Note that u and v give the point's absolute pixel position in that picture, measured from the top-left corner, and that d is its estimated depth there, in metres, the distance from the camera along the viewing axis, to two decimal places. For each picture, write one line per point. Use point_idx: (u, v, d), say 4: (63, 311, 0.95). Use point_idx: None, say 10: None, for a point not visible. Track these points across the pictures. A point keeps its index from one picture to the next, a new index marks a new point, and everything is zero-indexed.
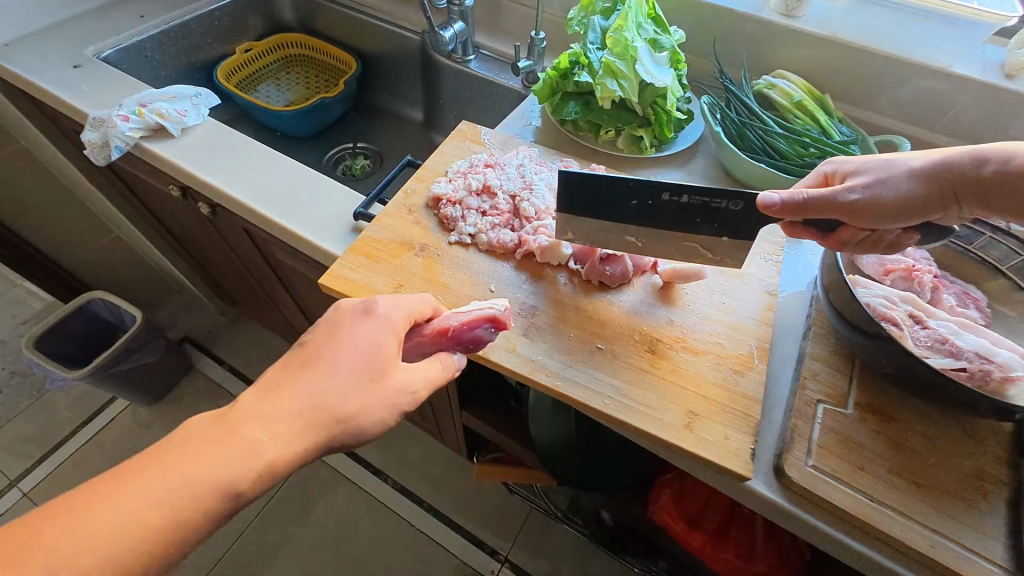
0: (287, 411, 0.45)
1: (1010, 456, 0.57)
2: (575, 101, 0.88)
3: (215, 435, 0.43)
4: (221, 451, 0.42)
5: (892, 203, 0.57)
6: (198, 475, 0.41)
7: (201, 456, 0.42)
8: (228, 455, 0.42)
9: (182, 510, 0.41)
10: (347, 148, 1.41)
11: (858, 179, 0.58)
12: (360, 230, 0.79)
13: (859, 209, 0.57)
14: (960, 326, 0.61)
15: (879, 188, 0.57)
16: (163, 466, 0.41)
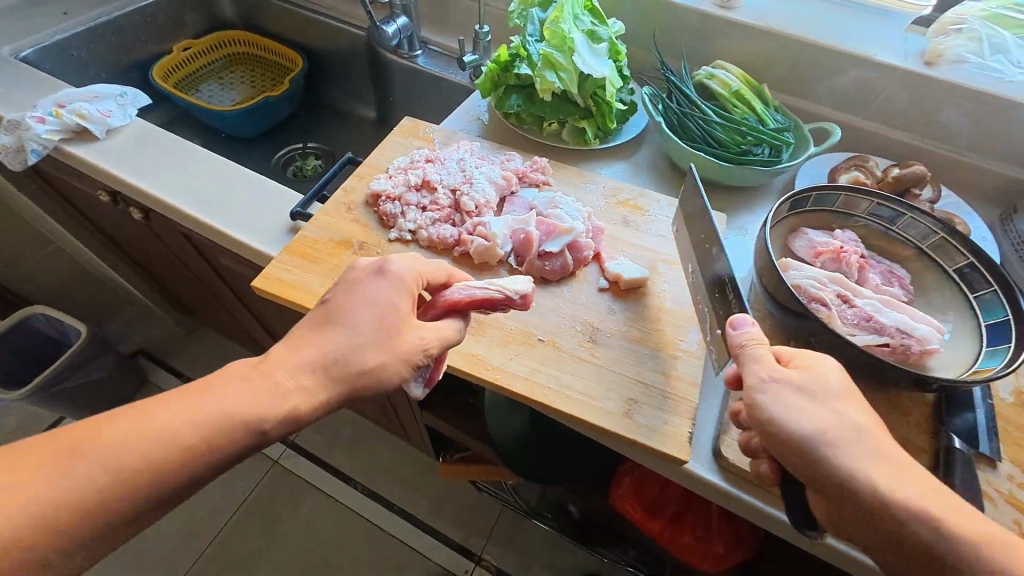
0: (234, 394, 0.47)
1: (931, 426, 0.60)
2: (518, 94, 0.88)
3: (170, 408, 0.46)
4: (174, 420, 0.45)
5: (792, 430, 0.46)
6: (145, 441, 0.44)
7: (152, 423, 0.45)
8: (176, 428, 0.45)
9: (121, 468, 0.43)
10: (297, 148, 1.37)
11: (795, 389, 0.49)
12: (297, 230, 0.77)
13: (752, 396, 0.49)
14: (884, 303, 0.63)
15: (779, 385, 0.48)
16: (117, 430, 0.44)
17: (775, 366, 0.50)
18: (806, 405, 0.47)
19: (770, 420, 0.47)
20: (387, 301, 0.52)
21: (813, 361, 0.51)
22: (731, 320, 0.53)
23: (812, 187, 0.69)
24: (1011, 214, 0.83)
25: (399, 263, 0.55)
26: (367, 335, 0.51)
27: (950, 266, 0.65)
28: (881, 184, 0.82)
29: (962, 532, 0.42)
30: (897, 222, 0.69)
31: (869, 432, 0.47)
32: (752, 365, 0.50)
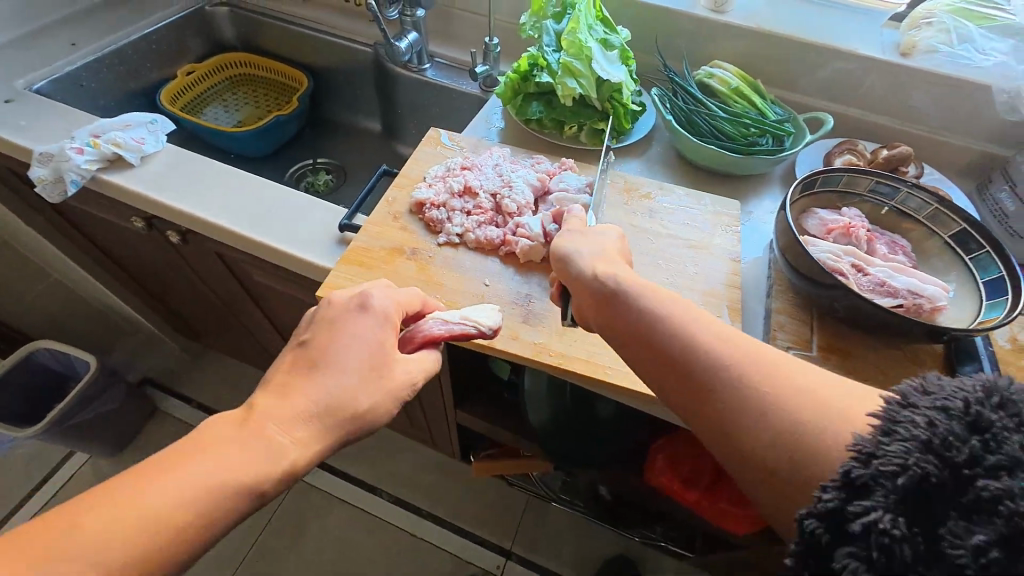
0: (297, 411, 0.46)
1: (944, 374, 0.68)
2: (538, 101, 0.94)
3: (228, 434, 0.43)
4: (237, 444, 0.43)
5: (612, 298, 0.53)
6: (210, 470, 0.41)
7: (212, 450, 0.42)
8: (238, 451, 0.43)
9: (209, 497, 0.40)
10: (307, 165, 1.40)
11: None
12: (346, 241, 0.80)
13: (576, 277, 0.57)
14: (894, 270, 0.71)
15: (596, 252, 0.59)
16: (175, 464, 0.41)
17: (597, 251, 0.59)
18: (638, 296, 0.52)
19: (580, 279, 0.57)
20: (352, 335, 0.50)
21: (615, 264, 0.58)
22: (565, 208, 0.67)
23: (820, 171, 0.77)
24: (986, 184, 0.93)
25: (368, 295, 0.54)
26: (352, 370, 0.49)
27: (945, 233, 0.74)
28: (874, 165, 0.91)
29: (774, 395, 0.41)
30: (896, 197, 0.77)
31: (703, 325, 0.48)
32: (574, 259, 0.58)
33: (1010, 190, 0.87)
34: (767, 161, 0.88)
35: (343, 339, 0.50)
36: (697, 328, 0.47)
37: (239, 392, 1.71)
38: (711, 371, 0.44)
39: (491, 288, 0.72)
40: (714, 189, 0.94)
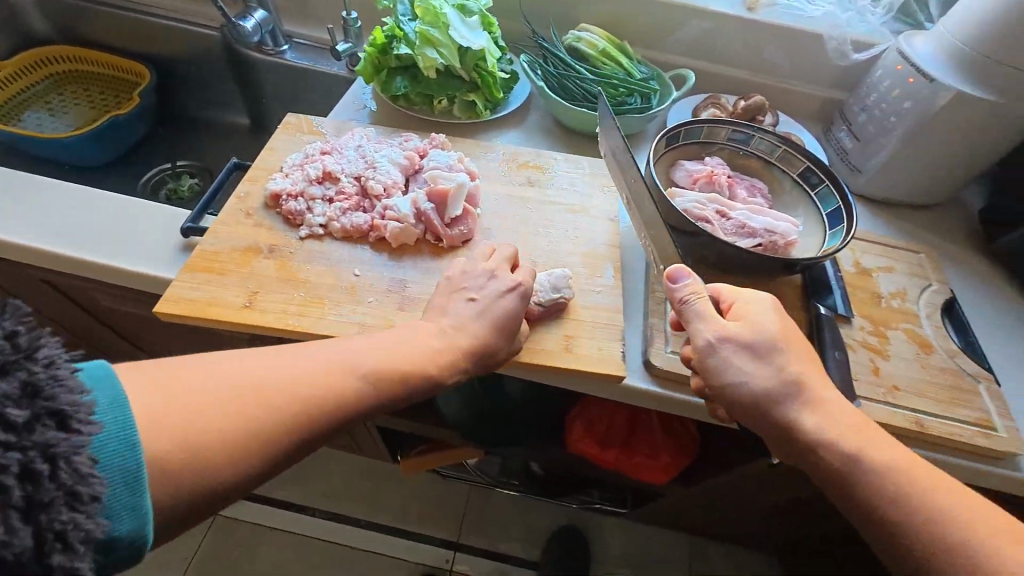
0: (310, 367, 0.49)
1: (803, 302, 0.73)
2: (402, 75, 0.88)
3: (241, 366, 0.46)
4: (248, 379, 0.45)
5: (766, 407, 0.55)
6: (226, 400, 0.43)
7: (226, 376, 0.44)
8: (253, 386, 0.45)
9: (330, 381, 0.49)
10: (165, 169, 1.24)
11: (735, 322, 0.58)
12: (193, 246, 0.71)
13: (723, 385, 0.56)
14: (752, 211, 0.75)
15: (740, 355, 0.56)
16: (191, 383, 0.42)
17: (738, 348, 0.56)
18: (805, 412, 0.54)
19: (733, 390, 0.56)
20: (499, 305, 0.62)
21: (780, 358, 0.56)
22: (671, 275, 0.59)
23: (681, 123, 0.79)
24: (831, 126, 1.01)
25: (506, 282, 0.64)
26: (483, 334, 0.60)
27: (793, 171, 0.79)
28: (734, 116, 0.96)
29: (924, 494, 0.50)
30: (749, 143, 0.81)
31: (854, 418, 0.54)
32: (723, 362, 0.56)
33: (847, 130, 0.96)
34: (636, 120, 0.90)
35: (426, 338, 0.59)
36: (857, 426, 0.54)
37: None
38: (851, 466, 0.52)
39: (362, 278, 0.67)
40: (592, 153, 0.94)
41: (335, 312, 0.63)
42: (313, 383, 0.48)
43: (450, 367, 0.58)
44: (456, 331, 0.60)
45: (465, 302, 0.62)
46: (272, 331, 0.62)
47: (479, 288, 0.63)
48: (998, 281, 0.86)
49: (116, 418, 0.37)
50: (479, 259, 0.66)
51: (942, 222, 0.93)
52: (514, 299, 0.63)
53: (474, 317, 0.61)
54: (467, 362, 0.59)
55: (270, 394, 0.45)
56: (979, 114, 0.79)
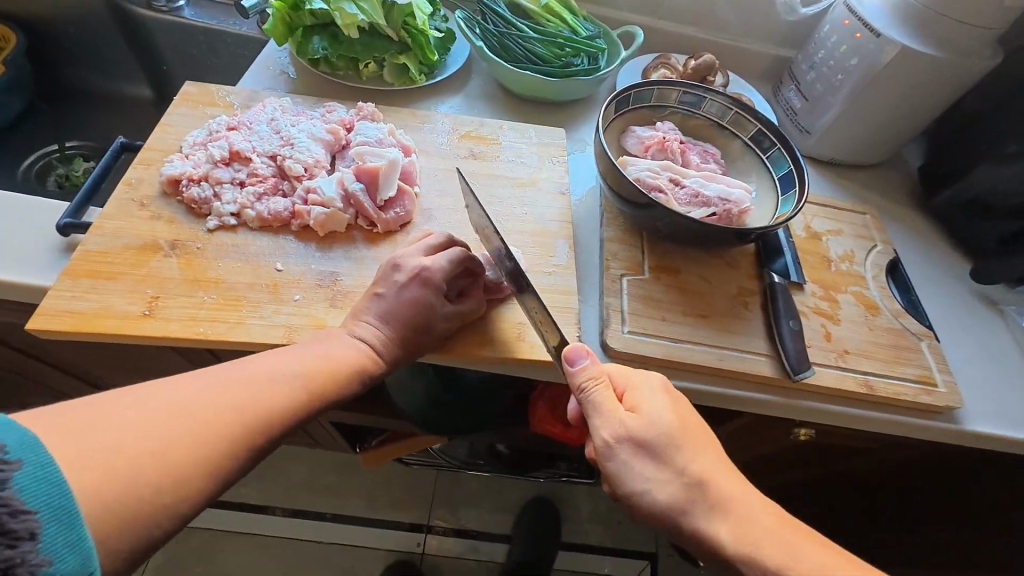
0: (236, 383, 0.45)
1: (758, 271, 0.72)
2: (320, 35, 0.77)
3: (158, 393, 0.42)
4: (169, 406, 0.42)
5: (670, 517, 0.50)
6: (151, 429, 0.40)
7: (146, 407, 0.41)
8: (175, 414, 0.42)
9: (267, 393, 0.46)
10: (52, 152, 1.07)
11: (638, 419, 0.52)
12: (75, 246, 0.60)
13: (625, 493, 0.51)
14: (705, 178, 0.72)
15: (638, 456, 0.51)
16: (103, 421, 0.39)
17: (636, 448, 0.51)
18: (715, 522, 0.49)
19: (637, 501, 0.51)
20: (401, 296, 0.56)
21: (679, 458, 0.51)
22: (567, 357, 0.52)
23: (631, 86, 0.74)
24: (780, 85, 0.99)
25: (419, 259, 0.58)
26: (399, 330, 0.55)
27: (744, 134, 0.76)
28: (685, 77, 0.91)
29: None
30: (701, 105, 0.78)
31: (765, 514, 0.50)
32: (621, 468, 0.51)
33: (796, 89, 0.94)
34: (585, 83, 0.84)
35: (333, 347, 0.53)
36: (769, 520, 0.50)
37: None
38: None
39: (286, 273, 0.59)
40: (540, 120, 0.88)
41: (256, 314, 0.56)
42: (244, 397, 0.45)
43: (373, 363, 0.54)
44: (367, 330, 0.55)
45: (376, 298, 0.56)
46: (181, 342, 0.54)
47: (386, 280, 0.57)
48: (935, 237, 0.88)
49: (34, 457, 0.34)
50: (396, 253, 0.60)
51: (885, 182, 0.94)
52: (420, 289, 0.56)
53: (382, 315, 0.55)
54: (389, 357, 0.55)
55: (196, 416, 0.42)
56: (921, 70, 0.78)
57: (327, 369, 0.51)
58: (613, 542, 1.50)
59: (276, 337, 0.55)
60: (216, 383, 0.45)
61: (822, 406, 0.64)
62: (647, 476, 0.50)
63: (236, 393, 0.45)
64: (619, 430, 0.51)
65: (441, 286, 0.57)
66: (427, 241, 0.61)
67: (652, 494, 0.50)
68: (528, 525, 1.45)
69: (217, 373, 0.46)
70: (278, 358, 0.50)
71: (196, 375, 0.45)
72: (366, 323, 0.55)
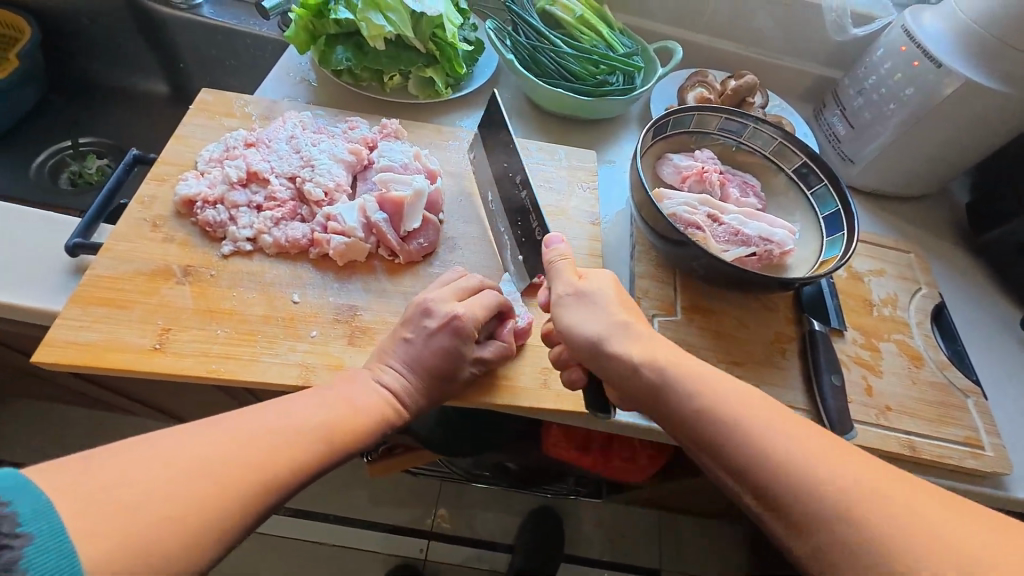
0: (262, 430, 0.42)
1: (796, 314, 0.68)
2: (344, 45, 0.74)
3: (183, 442, 0.39)
4: (196, 456, 0.38)
5: (612, 360, 0.48)
6: (177, 484, 0.36)
7: (175, 460, 0.37)
8: (202, 466, 0.38)
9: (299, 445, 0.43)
10: (65, 149, 1.04)
11: (590, 284, 0.52)
12: (85, 267, 0.57)
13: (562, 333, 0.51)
14: (746, 215, 0.68)
15: (579, 307, 0.50)
16: (128, 478, 0.35)
17: (580, 303, 0.51)
18: (665, 383, 0.45)
19: (573, 342, 0.50)
20: (432, 345, 0.53)
21: (629, 326, 0.49)
22: (544, 240, 0.55)
23: (671, 111, 0.70)
24: (822, 108, 0.94)
25: (452, 305, 0.54)
26: (426, 378, 0.52)
27: (788, 167, 0.72)
28: (724, 98, 0.87)
29: (845, 521, 0.35)
30: (743, 134, 0.73)
31: (760, 412, 0.41)
32: (563, 308, 0.51)
33: (841, 115, 0.89)
34: (619, 103, 0.79)
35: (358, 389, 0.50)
36: (759, 417, 0.40)
37: (56, 442, 1.33)
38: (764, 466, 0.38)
39: (302, 306, 0.56)
40: (569, 139, 0.84)
41: (271, 351, 0.53)
42: (273, 443, 0.41)
43: (396, 414, 0.51)
44: (393, 377, 0.52)
45: (403, 344, 0.53)
46: (191, 379, 0.51)
47: (416, 326, 0.54)
48: (980, 278, 0.84)
49: (45, 527, 0.32)
50: (426, 293, 0.56)
51: (929, 215, 0.89)
52: (451, 338, 0.53)
53: (409, 362, 0.52)
54: (414, 406, 0.52)
55: (225, 468, 0.38)
56: (983, 104, 0.73)
57: (350, 419, 0.47)
58: (617, 557, 1.48)
59: (291, 377, 0.52)
60: (242, 427, 0.41)
61: None
62: (590, 327, 0.49)
63: (264, 440, 0.41)
64: (571, 290, 0.52)
65: (473, 335, 0.54)
66: (460, 282, 0.57)
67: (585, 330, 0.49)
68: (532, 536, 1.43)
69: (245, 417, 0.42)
70: (304, 401, 0.46)
71: (226, 418, 0.42)
72: (392, 369, 0.52)
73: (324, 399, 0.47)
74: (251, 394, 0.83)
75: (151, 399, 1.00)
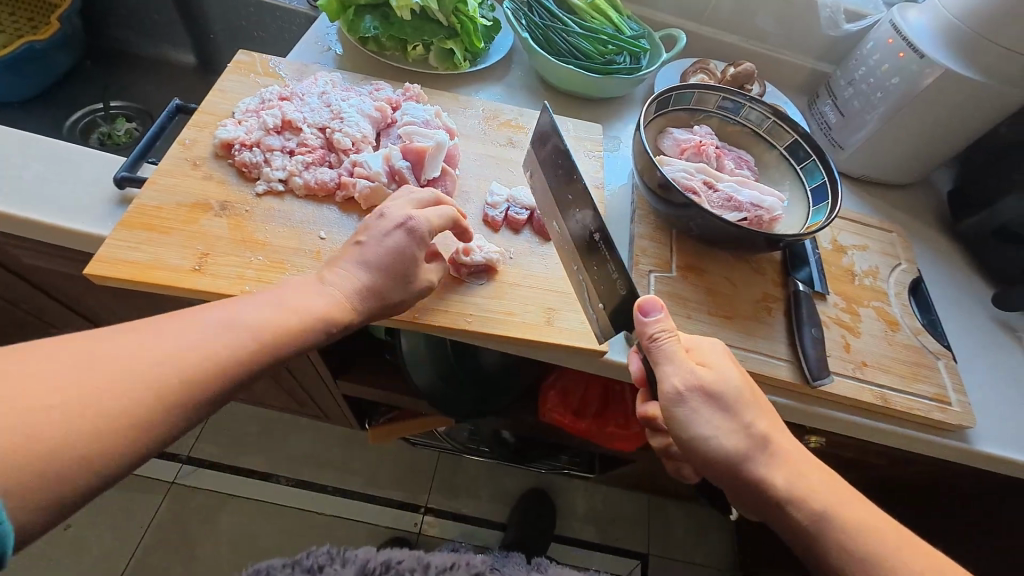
0: (159, 340, 0.42)
1: (784, 278, 0.73)
2: (372, 15, 0.80)
3: (63, 352, 0.39)
4: (94, 359, 0.39)
5: (747, 477, 0.51)
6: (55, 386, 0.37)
7: (64, 368, 0.38)
8: (99, 365, 0.39)
9: (193, 362, 0.43)
10: (97, 111, 1.09)
11: (708, 379, 0.51)
12: (130, 200, 0.62)
13: (688, 439, 0.51)
14: (739, 184, 0.73)
15: (708, 404, 0.51)
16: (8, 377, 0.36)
17: (706, 397, 0.51)
18: (774, 471, 0.51)
19: (700, 445, 0.51)
20: (383, 244, 0.56)
21: (749, 414, 0.52)
22: (639, 304, 0.52)
23: (672, 87, 0.76)
24: (816, 98, 1.00)
25: (407, 211, 0.59)
26: (378, 279, 0.56)
27: (780, 144, 0.77)
28: (723, 83, 0.92)
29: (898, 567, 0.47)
30: (740, 112, 0.79)
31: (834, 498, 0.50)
32: (690, 416, 0.51)
33: (832, 104, 0.95)
34: (625, 81, 0.85)
35: (297, 296, 0.52)
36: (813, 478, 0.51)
37: None
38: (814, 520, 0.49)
39: (328, 242, 0.61)
40: (577, 115, 0.89)
41: (299, 278, 0.58)
42: (170, 351, 0.42)
43: (342, 311, 0.53)
44: (344, 277, 0.55)
45: (357, 247, 0.57)
46: (226, 299, 0.56)
47: (370, 231, 0.57)
48: (956, 260, 0.89)
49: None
50: (383, 203, 0.61)
51: (913, 202, 0.95)
52: (404, 237, 0.57)
53: (362, 263, 0.56)
54: (364, 306, 0.55)
55: (124, 371, 0.39)
56: (963, 94, 0.79)
57: (291, 319, 0.50)
58: (609, 540, 1.51)
59: None
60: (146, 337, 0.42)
61: (836, 414, 0.66)
62: (704, 430, 0.51)
63: (197, 334, 0.44)
64: (692, 384, 0.51)
65: (425, 237, 0.58)
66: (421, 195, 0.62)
67: (720, 444, 0.50)
68: (521, 514, 1.46)
69: (153, 325, 0.43)
70: (218, 314, 0.47)
71: (139, 327, 0.43)
72: (346, 270, 0.55)
73: (260, 305, 0.49)
74: None
75: None
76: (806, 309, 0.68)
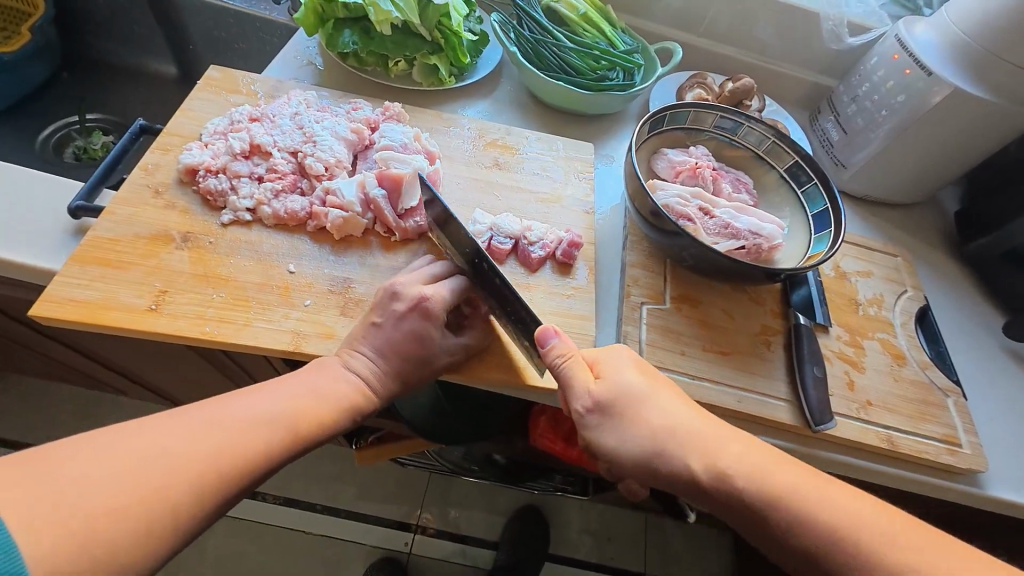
0: (181, 437, 0.41)
1: (784, 308, 0.70)
2: (351, 29, 0.76)
3: (85, 457, 0.37)
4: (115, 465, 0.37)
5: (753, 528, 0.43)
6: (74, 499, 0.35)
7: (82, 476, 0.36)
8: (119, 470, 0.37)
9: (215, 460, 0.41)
10: (72, 124, 1.05)
11: (607, 396, 0.50)
12: (85, 229, 0.58)
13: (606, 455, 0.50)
14: (737, 210, 0.69)
15: (612, 422, 0.49)
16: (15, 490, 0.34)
17: (608, 414, 0.49)
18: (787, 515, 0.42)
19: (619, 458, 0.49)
20: (400, 328, 0.53)
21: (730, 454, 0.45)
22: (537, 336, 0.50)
23: (667, 107, 0.72)
24: (817, 114, 0.97)
25: (420, 287, 0.55)
26: (396, 364, 0.53)
27: (780, 166, 0.74)
28: (721, 99, 0.88)
29: None
30: (737, 132, 0.75)
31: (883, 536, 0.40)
32: (600, 434, 0.49)
33: (835, 121, 0.91)
34: (618, 97, 0.81)
35: (320, 382, 0.50)
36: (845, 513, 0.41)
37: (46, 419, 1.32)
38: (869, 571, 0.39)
39: (297, 276, 0.57)
40: (568, 132, 0.85)
41: (264, 317, 0.54)
42: (192, 453, 0.40)
43: (363, 397, 0.51)
44: (363, 362, 0.52)
45: (373, 329, 0.53)
46: (182, 341, 0.52)
47: (384, 311, 0.54)
48: (964, 283, 0.85)
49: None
50: (394, 279, 0.57)
51: (919, 223, 0.91)
52: (420, 321, 0.54)
53: (379, 348, 0.53)
54: (386, 391, 0.53)
55: (147, 471, 0.38)
56: (973, 113, 0.75)
57: (315, 408, 0.48)
58: (606, 559, 1.47)
59: (284, 343, 0.53)
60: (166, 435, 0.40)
61: (841, 458, 0.62)
62: (612, 443, 0.49)
63: (220, 430, 0.42)
64: (592, 407, 0.50)
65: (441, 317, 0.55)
66: (427, 267, 0.58)
67: (636, 457, 0.48)
68: (516, 534, 1.41)
69: (189, 418, 0.43)
70: (242, 403, 0.45)
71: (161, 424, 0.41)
72: (362, 354, 0.53)
73: (284, 393, 0.47)
74: (244, 371, 0.82)
75: (142, 378, 1.00)
76: (807, 343, 0.64)
